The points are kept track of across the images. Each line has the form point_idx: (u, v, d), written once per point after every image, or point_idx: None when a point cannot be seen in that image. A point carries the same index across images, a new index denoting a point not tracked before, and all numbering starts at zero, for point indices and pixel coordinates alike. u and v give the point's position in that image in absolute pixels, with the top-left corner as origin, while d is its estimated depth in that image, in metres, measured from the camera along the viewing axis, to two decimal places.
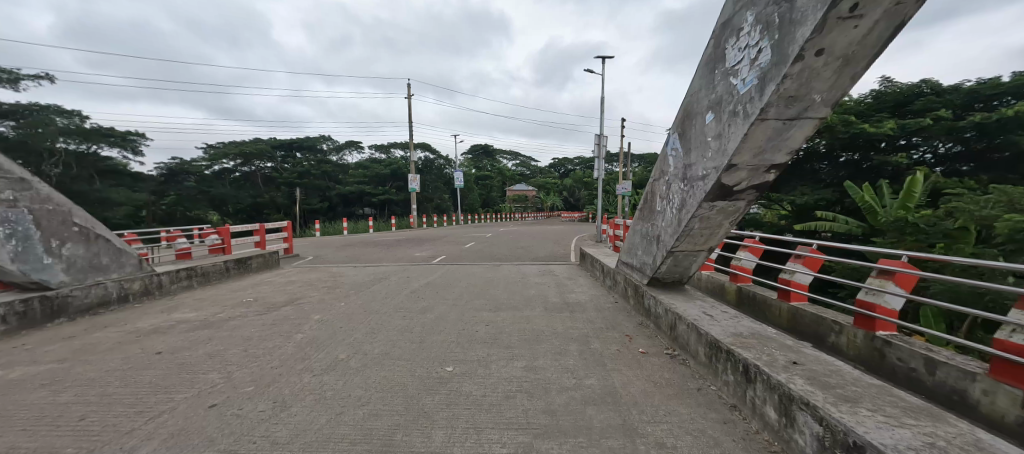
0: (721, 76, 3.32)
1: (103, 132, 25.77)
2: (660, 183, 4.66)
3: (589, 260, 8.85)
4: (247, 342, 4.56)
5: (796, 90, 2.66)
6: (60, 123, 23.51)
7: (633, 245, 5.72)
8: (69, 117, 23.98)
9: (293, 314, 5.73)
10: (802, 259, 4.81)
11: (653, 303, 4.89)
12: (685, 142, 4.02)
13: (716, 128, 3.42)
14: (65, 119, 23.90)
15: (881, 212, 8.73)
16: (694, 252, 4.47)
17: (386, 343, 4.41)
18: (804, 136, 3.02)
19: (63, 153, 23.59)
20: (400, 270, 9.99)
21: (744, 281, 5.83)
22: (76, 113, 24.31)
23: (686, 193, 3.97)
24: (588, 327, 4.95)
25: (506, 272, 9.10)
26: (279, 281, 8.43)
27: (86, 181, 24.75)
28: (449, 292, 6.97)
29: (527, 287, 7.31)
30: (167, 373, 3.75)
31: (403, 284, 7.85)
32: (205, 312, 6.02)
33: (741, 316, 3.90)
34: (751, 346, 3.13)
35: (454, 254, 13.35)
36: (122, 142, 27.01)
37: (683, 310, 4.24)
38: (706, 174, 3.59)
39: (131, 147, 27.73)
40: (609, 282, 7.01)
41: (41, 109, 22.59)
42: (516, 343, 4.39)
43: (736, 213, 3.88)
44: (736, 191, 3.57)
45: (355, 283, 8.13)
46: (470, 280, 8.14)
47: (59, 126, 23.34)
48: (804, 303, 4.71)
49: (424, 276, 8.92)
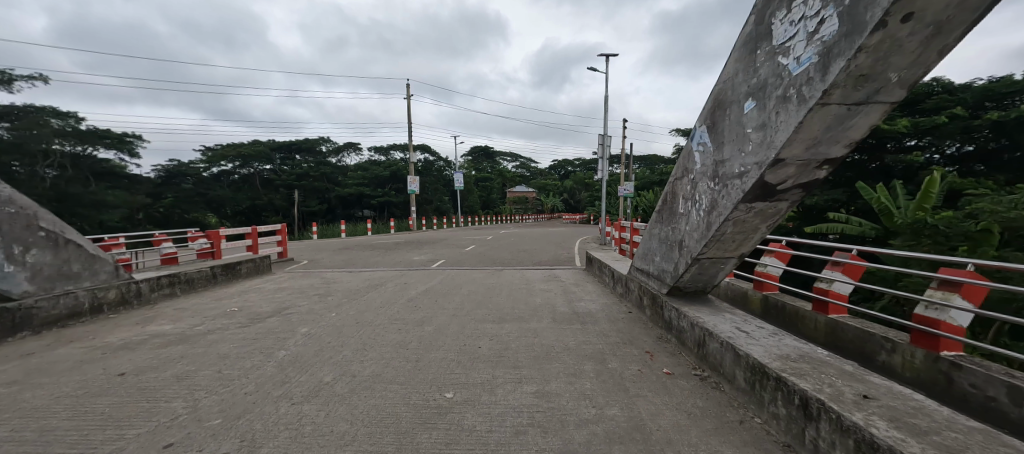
0: (766, 56, 2.87)
1: (100, 134, 25.39)
2: (683, 182, 4.21)
3: (597, 265, 8.38)
4: (223, 361, 4.08)
5: (870, 66, 2.17)
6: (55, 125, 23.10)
7: (649, 251, 5.26)
8: (65, 119, 23.57)
9: (279, 326, 5.25)
10: (841, 266, 4.33)
11: (675, 315, 4.41)
12: (717, 136, 3.55)
13: (759, 117, 2.95)
14: (60, 120, 23.51)
15: (896, 214, 8.09)
16: (721, 260, 4.00)
17: (377, 363, 3.92)
18: (869, 125, 2.55)
19: (59, 155, 23.21)
20: (396, 275, 9.49)
21: (769, 290, 5.33)
22: (71, 115, 23.92)
23: (718, 193, 3.49)
24: (603, 343, 4.45)
25: (509, 278, 8.60)
26: (269, 288, 7.93)
27: (82, 183, 24.32)
28: (449, 301, 6.48)
29: (532, 295, 6.83)
30: (124, 401, 3.26)
31: (399, 291, 7.36)
32: (183, 324, 5.54)
33: (781, 333, 3.41)
34: (808, 374, 2.63)
35: (454, 258, 12.85)
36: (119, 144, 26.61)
37: (712, 325, 3.75)
38: (745, 170, 3.11)
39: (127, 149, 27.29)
40: (621, 289, 6.55)
41: (36, 110, 22.20)
42: (524, 362, 3.90)
43: (775, 216, 3.41)
44: (780, 190, 3.10)
45: (349, 290, 7.66)
46: (471, 287, 7.65)
47: (54, 128, 22.95)
48: (845, 316, 4.23)
49: (422, 282, 8.43)
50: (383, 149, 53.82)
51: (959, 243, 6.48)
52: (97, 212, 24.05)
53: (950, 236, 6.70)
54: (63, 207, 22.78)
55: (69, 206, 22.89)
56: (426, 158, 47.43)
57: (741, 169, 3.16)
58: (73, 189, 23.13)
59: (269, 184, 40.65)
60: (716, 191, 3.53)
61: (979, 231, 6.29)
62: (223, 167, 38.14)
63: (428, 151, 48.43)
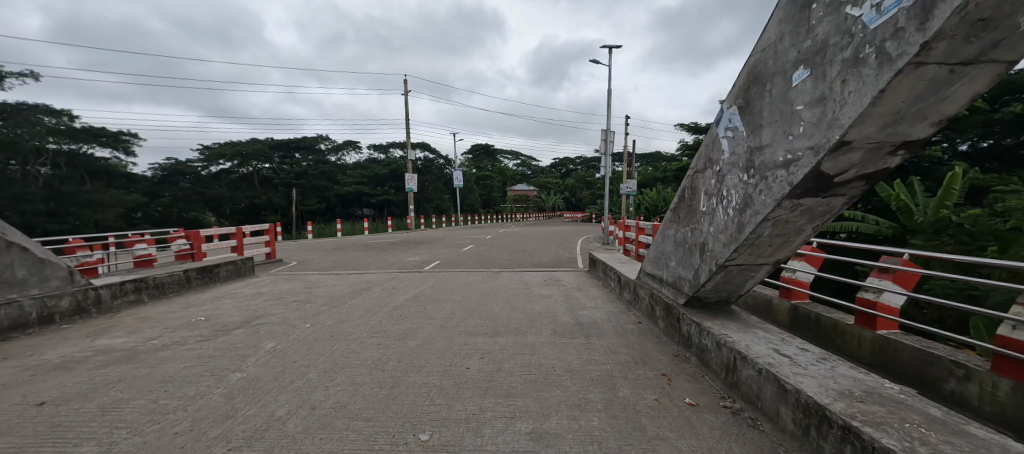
0: (825, 10, 2.24)
1: (94, 132, 24.93)
2: (706, 174, 3.60)
3: (601, 268, 7.75)
4: (164, 387, 3.46)
5: (998, 6, 1.51)
6: (48, 122, 22.70)
7: (662, 254, 4.66)
8: (59, 117, 23.16)
9: (243, 341, 4.64)
10: (891, 274, 3.71)
11: (695, 331, 3.78)
12: (751, 117, 2.93)
13: (814, 89, 2.33)
14: (53, 118, 23.08)
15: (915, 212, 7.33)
16: (751, 267, 3.39)
17: (344, 390, 3.30)
18: (971, 95, 1.91)
19: (52, 153, 22.84)
20: (385, 278, 8.86)
21: (799, 298, 4.71)
22: (64, 112, 23.51)
23: (754, 187, 2.87)
24: (611, 363, 3.83)
25: (505, 281, 7.98)
26: (246, 294, 7.30)
27: (76, 182, 23.81)
28: (439, 309, 5.86)
29: (530, 301, 6.21)
30: (23, 443, 2.65)
31: (386, 297, 6.73)
32: (138, 337, 4.93)
33: (833, 360, 2.79)
34: (890, 424, 1.98)
35: (451, 259, 12.21)
36: (114, 143, 26.16)
37: (744, 345, 3.13)
38: (793, 158, 2.48)
39: (122, 147, 26.73)
40: (628, 295, 5.94)
41: (27, 107, 21.77)
42: (518, 389, 3.28)
43: (825, 215, 2.78)
44: (838, 183, 2.47)
45: (332, 295, 7.05)
46: (464, 292, 7.03)
47: (47, 126, 22.54)
48: (896, 332, 3.59)
49: (412, 286, 7.78)
50: (382, 147, 53.13)
51: (986, 243, 5.68)
52: (92, 211, 23.53)
53: (976, 235, 5.97)
54: (56, 206, 22.24)
55: (63, 205, 22.34)
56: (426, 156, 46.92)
57: (787, 157, 2.54)
58: (66, 187, 22.62)
59: (268, 182, 40.20)
60: (751, 186, 2.91)
61: (1009, 229, 5.49)
62: (223, 167, 37.88)
63: (427, 149, 47.93)
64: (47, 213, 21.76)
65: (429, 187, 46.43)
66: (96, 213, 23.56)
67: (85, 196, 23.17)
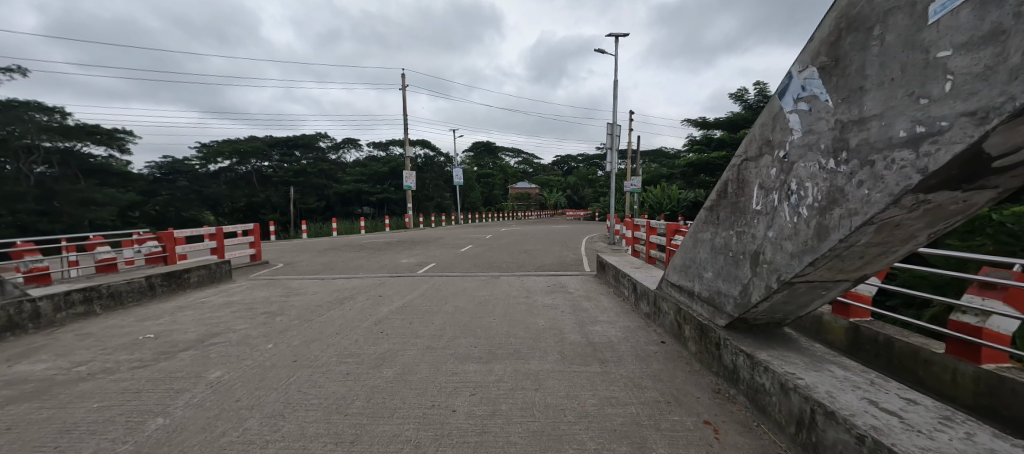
0: None
1: (87, 130, 24.27)
2: (762, 162, 2.78)
3: (612, 274, 6.91)
4: (56, 441, 2.64)
5: None
6: (41, 120, 22.13)
7: (691, 261, 3.85)
8: (52, 115, 22.52)
9: (186, 368, 3.83)
10: (998, 293, 2.84)
11: (744, 364, 2.94)
12: (842, 80, 2.10)
13: (977, 22, 1.49)
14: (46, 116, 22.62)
15: None
16: (825, 284, 2.58)
17: (287, 448, 2.47)
18: None
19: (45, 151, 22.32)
20: (373, 284, 8.03)
21: (860, 316, 3.89)
22: (57, 110, 22.84)
23: (849, 176, 2.05)
24: (636, 404, 2.99)
25: (504, 288, 7.14)
26: (214, 304, 6.50)
27: (68, 181, 23.14)
28: (428, 324, 5.03)
29: (533, 314, 5.37)
30: None
31: (369, 308, 5.91)
32: (65, 361, 4.13)
33: (968, 425, 1.94)
34: None
35: (447, 261, 11.38)
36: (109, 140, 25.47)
37: (825, 392, 2.29)
38: (929, 131, 1.65)
39: (116, 145, 25.93)
40: (646, 307, 5.12)
41: (19, 105, 21.13)
42: (519, 449, 2.43)
43: (952, 217, 1.96)
44: (1000, 168, 1.62)
45: (309, 305, 6.24)
46: (458, 301, 6.20)
47: (38, 123, 22.00)
48: (1008, 368, 2.73)
49: (401, 294, 6.95)
50: (381, 144, 52.35)
51: None
52: (83, 210, 22.77)
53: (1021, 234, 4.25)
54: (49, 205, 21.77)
55: (54, 205, 21.66)
56: (426, 154, 46.20)
57: (916, 132, 1.71)
58: (58, 186, 21.98)
59: (267, 180, 39.48)
60: (843, 175, 2.10)
61: None
62: (221, 165, 37.24)
63: (427, 147, 47.17)
64: (38, 211, 21.09)
65: (429, 185, 45.68)
66: (88, 213, 22.87)
67: (78, 195, 22.48)
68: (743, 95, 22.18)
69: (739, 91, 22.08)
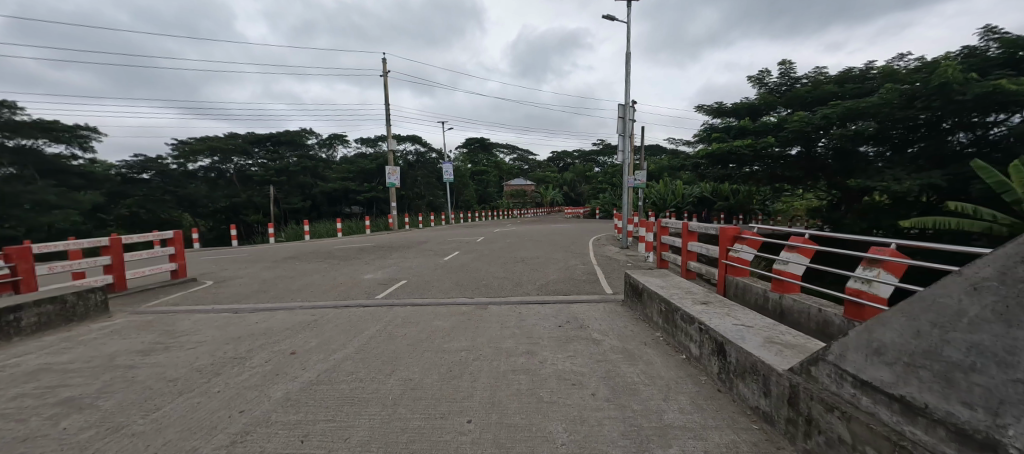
0: None
1: (42, 126, 21.68)
2: None
3: (661, 310, 4.44)
4: None
5: None
6: None
7: (982, 355, 1.44)
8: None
9: None
10: None
11: None
12: None
13: None
14: None
15: None
16: None
17: None
18: None
19: None
20: (300, 321, 5.43)
21: None
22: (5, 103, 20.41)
23: None
24: None
25: (492, 335, 4.57)
26: (14, 373, 3.90)
27: (22, 181, 20.63)
28: (327, 451, 2.45)
29: (544, 411, 2.87)
30: None
31: (253, 388, 3.34)
32: None
33: None
34: None
35: (423, 276, 8.82)
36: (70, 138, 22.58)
37: None
38: None
39: (79, 142, 22.96)
40: (762, 400, 2.65)
41: None
42: None
43: None
44: None
45: (165, 375, 3.71)
46: (410, 370, 3.63)
47: None
48: None
49: (329, 345, 4.34)
50: (369, 140, 49.61)
51: None
52: (37, 214, 20.28)
53: None
54: None
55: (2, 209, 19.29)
56: (417, 150, 43.76)
57: None
58: (6, 187, 19.51)
59: (246, 180, 36.25)
60: None
61: None
62: (199, 164, 34.37)
63: (418, 142, 44.65)
64: None
65: (421, 182, 43.19)
66: (43, 216, 20.33)
67: (30, 197, 19.95)
68: (763, 78, 19.83)
69: (759, 73, 19.74)
